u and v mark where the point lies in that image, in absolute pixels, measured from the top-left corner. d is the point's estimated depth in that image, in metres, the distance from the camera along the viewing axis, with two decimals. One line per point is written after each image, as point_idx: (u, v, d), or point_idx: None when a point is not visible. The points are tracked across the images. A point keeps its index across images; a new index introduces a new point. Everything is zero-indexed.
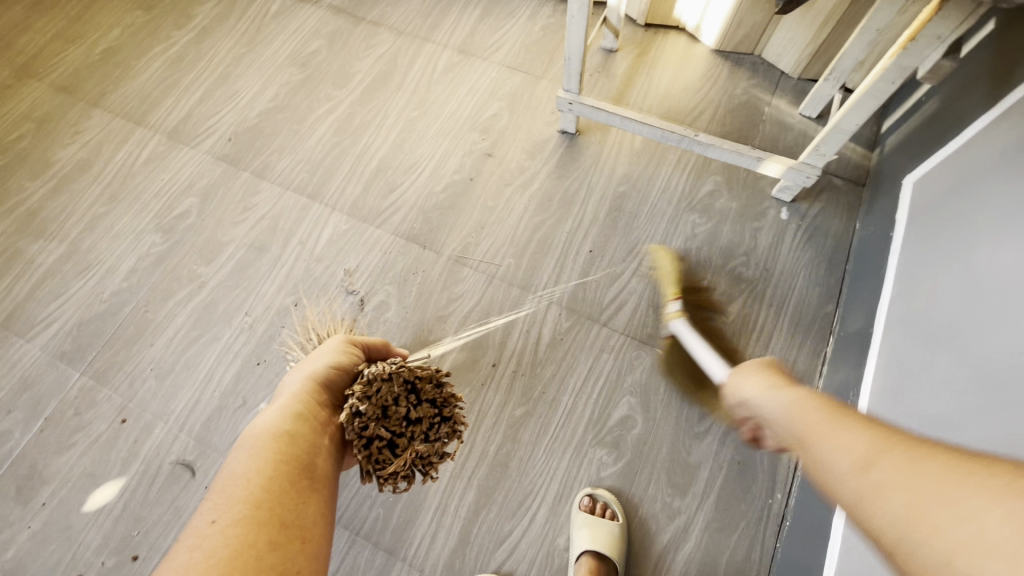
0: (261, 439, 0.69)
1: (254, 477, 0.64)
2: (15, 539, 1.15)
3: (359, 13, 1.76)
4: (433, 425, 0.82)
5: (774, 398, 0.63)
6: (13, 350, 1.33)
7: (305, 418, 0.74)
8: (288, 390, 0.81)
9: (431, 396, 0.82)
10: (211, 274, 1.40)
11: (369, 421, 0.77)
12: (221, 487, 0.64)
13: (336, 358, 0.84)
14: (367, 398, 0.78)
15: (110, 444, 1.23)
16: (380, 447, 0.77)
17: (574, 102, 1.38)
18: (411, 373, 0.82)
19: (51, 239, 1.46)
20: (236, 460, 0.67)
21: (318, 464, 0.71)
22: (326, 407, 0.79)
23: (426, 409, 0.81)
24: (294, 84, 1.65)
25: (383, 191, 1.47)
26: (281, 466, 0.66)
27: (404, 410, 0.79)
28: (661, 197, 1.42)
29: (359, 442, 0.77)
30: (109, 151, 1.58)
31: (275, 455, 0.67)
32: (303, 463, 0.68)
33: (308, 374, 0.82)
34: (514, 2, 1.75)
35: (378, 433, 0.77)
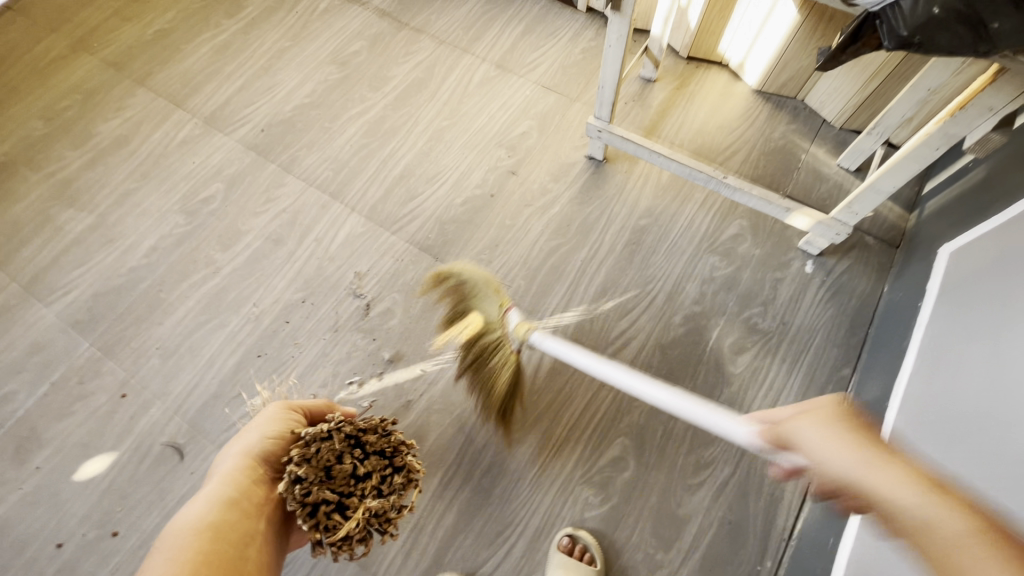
0: (184, 537, 0.72)
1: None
2: (6, 499, 1.18)
3: (404, 18, 1.78)
4: (385, 477, 0.82)
5: (915, 509, 0.49)
6: (32, 313, 1.38)
7: (235, 504, 0.77)
8: (222, 470, 0.82)
9: (378, 447, 0.83)
10: (226, 261, 1.42)
11: (311, 486, 0.78)
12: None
13: (272, 429, 0.86)
14: (305, 462, 0.79)
15: (108, 417, 1.25)
16: (328, 511, 0.78)
17: (604, 130, 1.36)
18: (354, 428, 0.83)
19: (81, 209, 1.51)
20: (155, 563, 0.69)
21: (248, 555, 0.73)
22: (261, 486, 0.81)
23: (375, 461, 0.82)
24: (332, 82, 1.67)
25: (403, 198, 1.48)
26: (200, 566, 0.68)
27: (349, 468, 0.80)
28: (682, 236, 1.38)
29: (305, 509, 0.77)
30: (147, 129, 1.62)
31: (196, 554, 0.69)
32: (227, 559, 0.71)
33: (242, 450, 0.84)
34: (558, 22, 1.74)
35: (324, 495, 0.77)
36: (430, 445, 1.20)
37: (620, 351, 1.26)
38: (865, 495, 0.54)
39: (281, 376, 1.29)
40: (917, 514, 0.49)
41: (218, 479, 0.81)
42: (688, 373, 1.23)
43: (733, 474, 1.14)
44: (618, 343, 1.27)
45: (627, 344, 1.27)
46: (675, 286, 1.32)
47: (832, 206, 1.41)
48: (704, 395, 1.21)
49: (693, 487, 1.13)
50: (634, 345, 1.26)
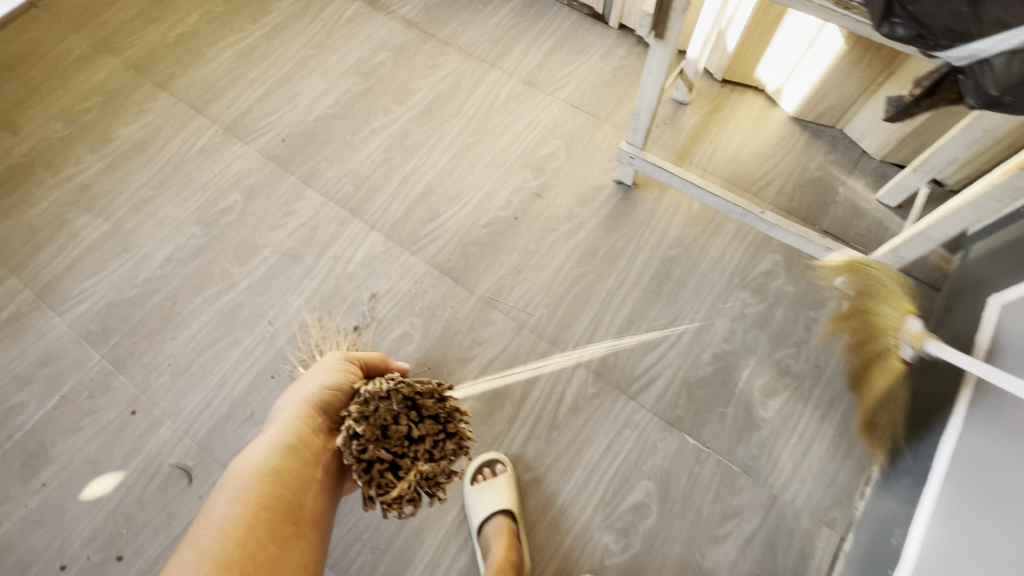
0: (246, 480, 0.77)
1: (233, 526, 0.71)
2: (11, 515, 1.16)
3: (431, 29, 1.74)
4: (435, 442, 0.88)
5: None
6: (44, 321, 1.35)
7: (296, 451, 0.81)
8: (285, 412, 0.87)
9: (433, 412, 0.89)
10: (242, 276, 1.39)
11: (368, 444, 0.83)
12: (199, 534, 0.71)
13: (331, 381, 0.90)
14: (364, 419, 0.84)
15: (117, 434, 1.22)
16: (382, 469, 0.83)
17: (636, 156, 1.31)
18: (411, 391, 0.89)
19: (97, 215, 1.48)
20: (218, 503, 0.75)
21: (306, 505, 0.79)
22: (320, 437, 0.85)
23: (428, 426, 0.87)
24: (355, 93, 1.63)
25: (424, 217, 1.44)
26: (261, 511, 0.74)
27: (405, 429, 0.85)
28: (712, 269, 1.33)
29: (361, 464, 0.82)
30: (166, 135, 1.59)
31: (257, 499, 0.75)
32: (287, 506, 0.76)
33: (302, 399, 0.87)
34: (589, 38, 1.69)
35: (380, 454, 0.83)
36: None
37: (645, 388, 1.21)
38: None
39: None
40: None
41: (280, 424, 0.85)
42: (716, 415, 1.18)
43: (761, 526, 1.09)
44: (643, 380, 1.22)
45: (652, 382, 1.22)
46: (704, 322, 1.28)
47: (870, 243, 1.36)
48: (732, 440, 1.16)
49: (718, 538, 1.09)
50: (659, 383, 1.22)
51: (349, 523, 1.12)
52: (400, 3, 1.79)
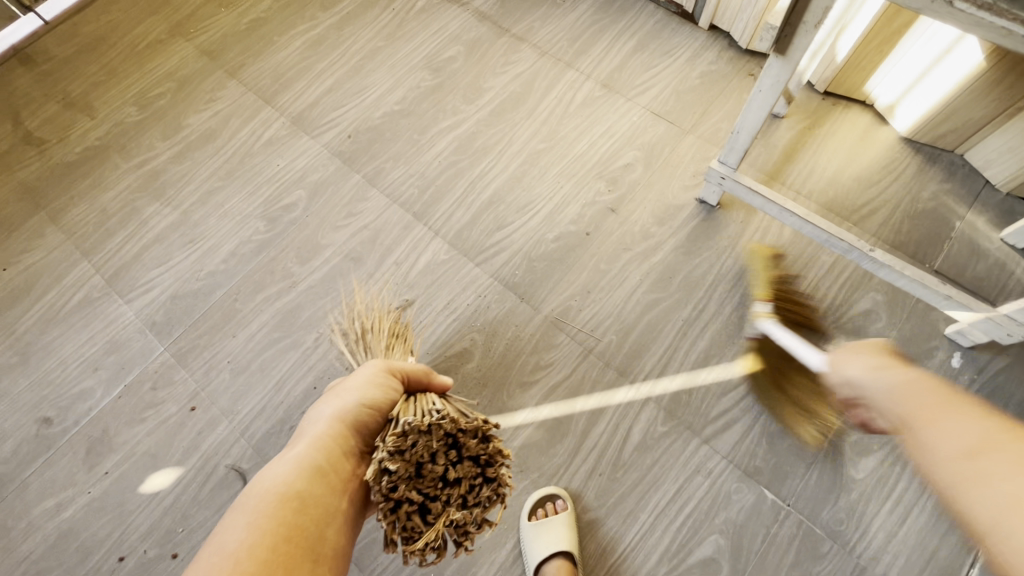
0: (268, 501, 0.63)
1: (248, 556, 0.56)
2: (76, 500, 1.18)
3: (506, 23, 1.65)
4: (473, 486, 0.75)
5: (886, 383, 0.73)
6: (112, 309, 1.37)
7: (326, 475, 0.69)
8: (314, 427, 0.75)
9: (474, 453, 0.75)
10: (303, 276, 1.36)
11: (398, 482, 0.71)
12: (205, 563, 0.55)
13: (371, 397, 0.79)
14: (398, 454, 0.71)
15: (177, 430, 1.23)
16: (409, 512, 0.71)
17: (728, 178, 1.20)
18: (454, 426, 0.75)
19: (166, 204, 1.49)
20: (230, 525, 0.60)
21: (328, 539, 0.65)
22: (350, 460, 0.73)
23: (467, 469, 0.74)
24: (424, 90, 1.57)
25: (490, 226, 1.37)
26: (281, 541, 0.59)
27: (441, 471, 0.72)
28: (802, 305, 1.22)
29: (387, 504, 0.71)
30: (235, 125, 1.58)
31: (279, 525, 0.60)
32: (310, 537, 0.62)
33: (336, 413, 0.76)
34: (676, 39, 1.57)
35: (409, 496, 0.71)
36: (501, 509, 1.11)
37: (721, 433, 1.12)
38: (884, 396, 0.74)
39: None
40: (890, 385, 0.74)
41: (307, 440, 0.73)
42: (799, 470, 1.09)
43: None
44: (718, 424, 1.13)
45: (729, 427, 1.13)
46: None
47: (989, 288, 1.21)
48: (815, 499, 1.07)
49: None
50: (737, 429, 1.12)
51: None
52: None
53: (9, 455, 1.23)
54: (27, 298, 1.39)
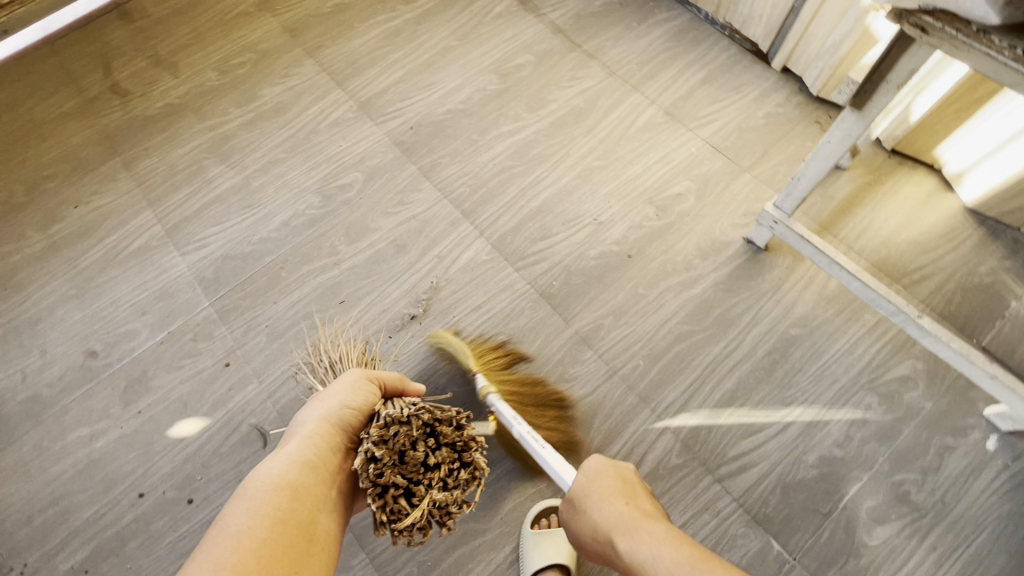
0: (264, 491, 0.70)
1: (247, 539, 0.64)
2: (108, 433, 1.25)
3: (578, 39, 1.68)
4: (451, 470, 0.81)
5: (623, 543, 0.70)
6: (168, 258, 1.45)
7: (314, 469, 0.76)
8: (303, 427, 0.82)
9: (451, 440, 0.82)
10: (348, 255, 1.41)
11: (384, 468, 0.77)
12: (213, 544, 0.63)
13: (355, 401, 0.86)
14: (382, 442, 0.78)
15: (210, 382, 1.29)
16: (396, 495, 0.77)
17: (780, 223, 1.19)
18: (431, 416, 0.82)
19: (231, 167, 1.56)
20: (233, 512, 0.67)
21: (320, 524, 0.72)
22: (337, 456, 0.80)
23: (444, 453, 0.80)
24: (490, 93, 1.61)
25: (534, 235, 1.39)
26: (277, 526, 0.67)
27: (422, 456, 0.79)
28: (838, 361, 1.20)
29: (375, 489, 0.77)
30: (306, 102, 1.65)
31: (274, 512, 0.68)
32: (303, 524, 0.69)
33: (323, 415, 0.83)
34: (745, 77, 1.57)
35: (394, 479, 0.77)
36: (505, 513, 1.12)
37: (736, 475, 1.12)
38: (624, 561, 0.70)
39: None
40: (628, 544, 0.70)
41: (297, 439, 0.80)
42: (811, 526, 1.07)
43: None
44: (734, 465, 1.12)
45: (745, 470, 1.12)
46: (817, 419, 1.15)
47: None
48: (823, 558, 1.05)
49: None
50: (752, 474, 1.11)
51: None
52: (552, 7, 1.74)
53: (55, 380, 1.31)
54: (93, 236, 1.48)
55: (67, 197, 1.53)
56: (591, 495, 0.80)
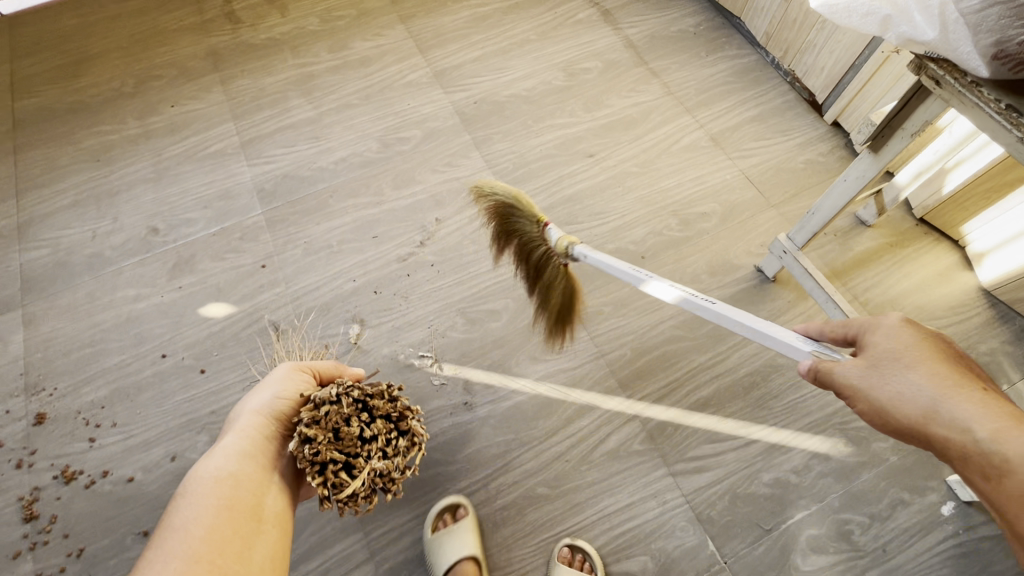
0: (204, 486, 0.77)
1: (194, 530, 0.72)
2: (150, 298, 1.41)
3: (647, 56, 1.79)
4: (389, 440, 0.88)
5: (944, 404, 0.61)
6: (236, 166, 1.62)
7: (252, 458, 0.83)
8: (238, 422, 0.87)
9: (385, 411, 0.88)
10: (391, 199, 1.55)
11: (320, 446, 0.82)
12: (165, 538, 0.71)
13: (285, 390, 0.90)
14: (314, 423, 0.83)
15: (246, 277, 1.44)
16: (335, 471, 0.82)
17: (789, 253, 1.25)
18: (361, 393, 0.88)
19: (309, 102, 1.73)
20: (177, 511, 0.74)
21: (266, 504, 0.81)
22: (274, 444, 0.87)
23: (380, 425, 0.87)
24: (553, 87, 1.73)
25: (561, 219, 1.49)
26: (222, 515, 0.75)
27: (357, 430, 0.84)
28: (816, 397, 1.24)
29: (313, 468, 0.81)
30: (388, 61, 1.81)
31: (218, 502, 0.76)
32: (246, 507, 0.78)
33: (255, 407, 0.88)
34: (796, 123, 1.64)
35: (332, 456, 0.82)
36: (470, 451, 1.21)
37: (691, 473, 1.18)
38: (931, 421, 0.62)
39: (380, 318, 1.37)
40: (946, 408, 0.61)
41: (234, 433, 0.85)
42: (749, 537, 1.13)
43: None
44: (692, 464, 1.18)
45: (700, 471, 1.18)
46: (781, 443, 1.20)
47: None
48: (753, 568, 1.10)
49: None
50: (706, 476, 1.17)
51: None
52: (631, 24, 1.85)
53: (118, 245, 1.49)
54: (180, 133, 1.68)
55: (166, 97, 1.74)
56: (919, 370, 0.65)
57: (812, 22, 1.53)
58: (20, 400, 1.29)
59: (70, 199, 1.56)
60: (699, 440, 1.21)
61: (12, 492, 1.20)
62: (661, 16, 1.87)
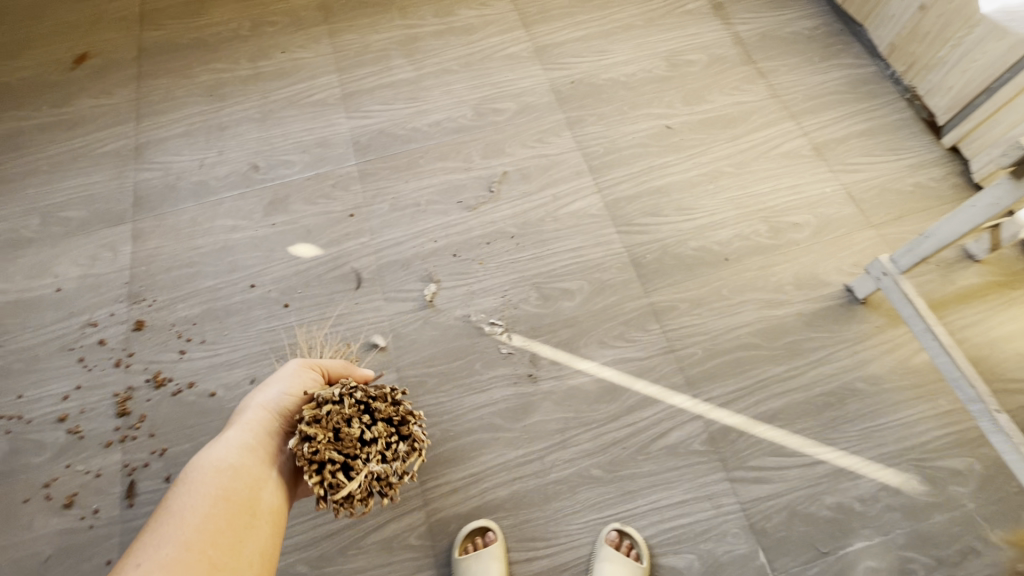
0: (204, 474, 0.79)
1: (190, 516, 0.73)
2: (245, 230, 1.50)
3: (756, 55, 1.72)
4: (389, 443, 0.90)
5: None
6: (336, 117, 1.68)
7: (252, 453, 0.84)
8: (244, 417, 0.90)
9: (386, 415, 0.91)
10: (479, 168, 1.57)
11: (320, 445, 0.84)
12: (160, 523, 0.72)
13: (293, 386, 0.93)
14: (316, 422, 0.87)
15: (335, 223, 1.50)
16: (334, 470, 0.84)
17: (889, 275, 1.19)
18: (364, 395, 0.92)
19: (410, 63, 1.76)
20: (175, 498, 0.75)
21: (263, 499, 0.81)
22: (275, 439, 0.89)
23: (380, 428, 0.90)
24: (654, 76, 1.69)
25: (646, 210, 1.47)
26: (216, 505, 0.75)
27: (357, 432, 0.87)
28: (893, 428, 1.20)
29: (311, 466, 0.84)
30: (491, 31, 1.82)
31: (216, 491, 0.77)
32: (241, 498, 0.78)
33: (262, 402, 0.91)
34: (909, 144, 1.55)
35: (331, 455, 0.85)
36: (529, 423, 1.23)
37: (749, 481, 1.16)
38: None
39: (457, 280, 1.40)
40: None
41: (239, 427, 0.88)
42: (802, 556, 1.10)
43: None
44: (752, 473, 1.16)
45: (759, 482, 1.16)
46: (848, 468, 1.16)
47: None
48: None
49: None
50: (766, 488, 1.15)
51: (443, 400, 1.26)
52: (743, 20, 1.79)
53: (222, 176, 1.58)
54: (286, 79, 1.75)
55: (278, 43, 1.81)
56: None
57: (948, 36, 1.44)
58: (123, 306, 1.40)
59: (183, 129, 1.66)
60: (763, 451, 1.18)
61: (109, 387, 1.31)
62: (775, 15, 1.79)
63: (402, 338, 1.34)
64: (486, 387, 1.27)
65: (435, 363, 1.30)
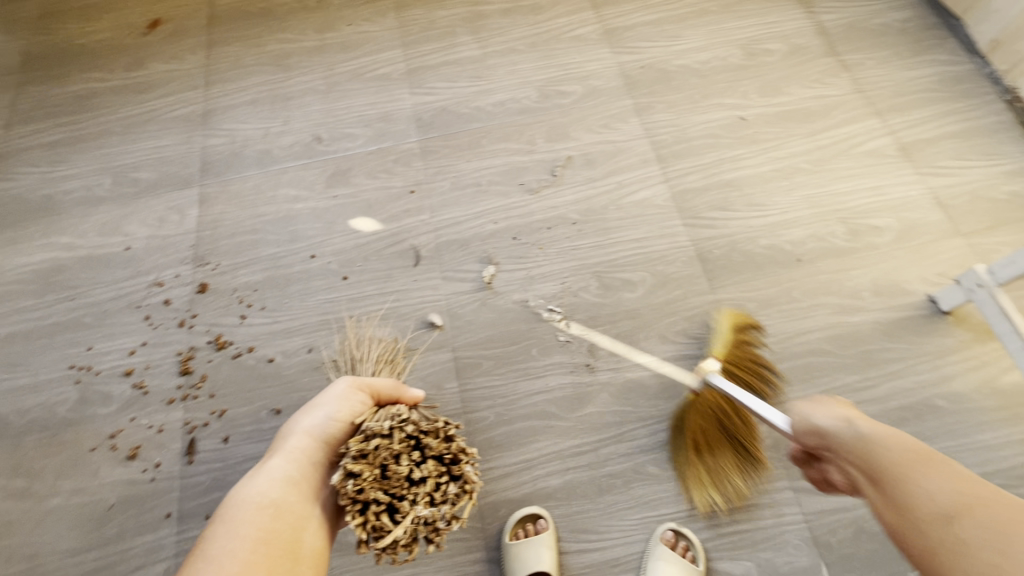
0: (248, 510, 0.79)
1: (233, 557, 0.72)
2: (306, 201, 1.50)
3: (840, 47, 1.62)
4: (439, 484, 0.85)
5: (853, 424, 0.78)
6: (399, 92, 1.66)
7: (296, 486, 0.84)
8: (288, 446, 0.89)
9: (437, 452, 0.87)
10: (542, 151, 1.53)
11: (365, 484, 0.82)
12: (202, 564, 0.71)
13: (339, 412, 0.93)
14: (362, 459, 0.84)
15: (395, 199, 1.49)
16: (379, 511, 0.81)
17: (986, 288, 1.11)
18: (414, 430, 0.88)
19: (476, 41, 1.73)
20: (218, 536, 0.75)
21: (304, 539, 0.80)
22: (320, 470, 0.88)
23: (430, 468, 0.85)
24: (729, 64, 1.62)
25: (715, 204, 1.42)
26: (259, 546, 0.74)
27: (405, 471, 0.83)
28: (973, 451, 1.13)
29: (355, 505, 0.81)
30: (560, 11, 1.77)
31: (259, 529, 0.76)
32: (284, 538, 0.77)
33: (306, 429, 0.91)
34: (1007, 149, 1.44)
35: (376, 495, 0.82)
36: (585, 413, 1.20)
37: (812, 492, 1.12)
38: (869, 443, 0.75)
39: (516, 264, 1.37)
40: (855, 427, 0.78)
41: (282, 456, 0.88)
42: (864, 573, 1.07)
43: None
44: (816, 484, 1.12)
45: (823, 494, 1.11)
46: None
47: None
48: None
49: None
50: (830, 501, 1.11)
51: (498, 383, 1.25)
52: (828, 8, 1.68)
53: (285, 146, 1.59)
54: (350, 52, 1.74)
55: (343, 16, 1.80)
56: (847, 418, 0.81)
57: None
58: (189, 268, 1.43)
59: (249, 97, 1.68)
60: None
61: (173, 345, 1.34)
62: (864, 5, 1.68)
63: (458, 319, 1.32)
64: (542, 373, 1.25)
65: (491, 346, 1.28)
